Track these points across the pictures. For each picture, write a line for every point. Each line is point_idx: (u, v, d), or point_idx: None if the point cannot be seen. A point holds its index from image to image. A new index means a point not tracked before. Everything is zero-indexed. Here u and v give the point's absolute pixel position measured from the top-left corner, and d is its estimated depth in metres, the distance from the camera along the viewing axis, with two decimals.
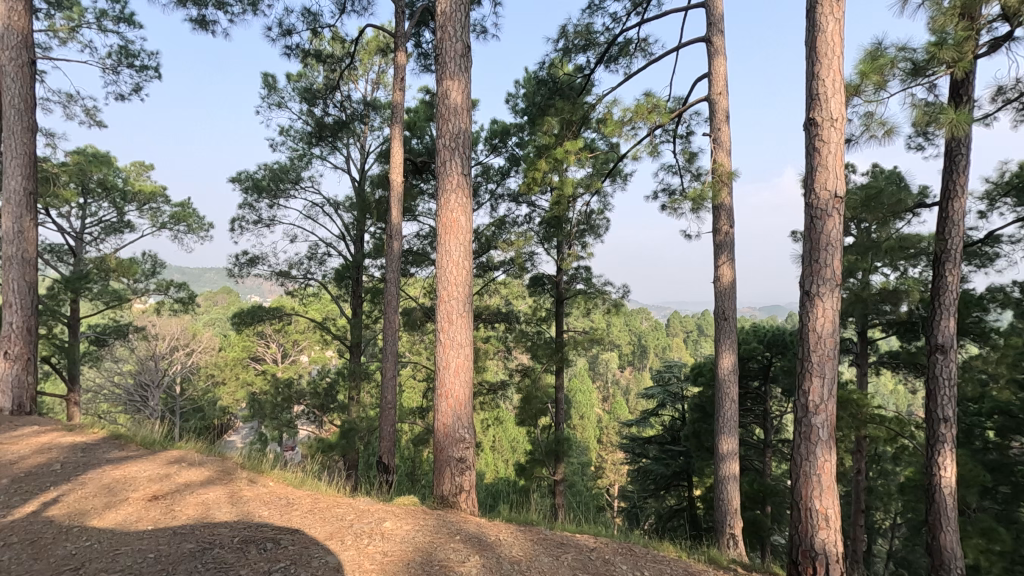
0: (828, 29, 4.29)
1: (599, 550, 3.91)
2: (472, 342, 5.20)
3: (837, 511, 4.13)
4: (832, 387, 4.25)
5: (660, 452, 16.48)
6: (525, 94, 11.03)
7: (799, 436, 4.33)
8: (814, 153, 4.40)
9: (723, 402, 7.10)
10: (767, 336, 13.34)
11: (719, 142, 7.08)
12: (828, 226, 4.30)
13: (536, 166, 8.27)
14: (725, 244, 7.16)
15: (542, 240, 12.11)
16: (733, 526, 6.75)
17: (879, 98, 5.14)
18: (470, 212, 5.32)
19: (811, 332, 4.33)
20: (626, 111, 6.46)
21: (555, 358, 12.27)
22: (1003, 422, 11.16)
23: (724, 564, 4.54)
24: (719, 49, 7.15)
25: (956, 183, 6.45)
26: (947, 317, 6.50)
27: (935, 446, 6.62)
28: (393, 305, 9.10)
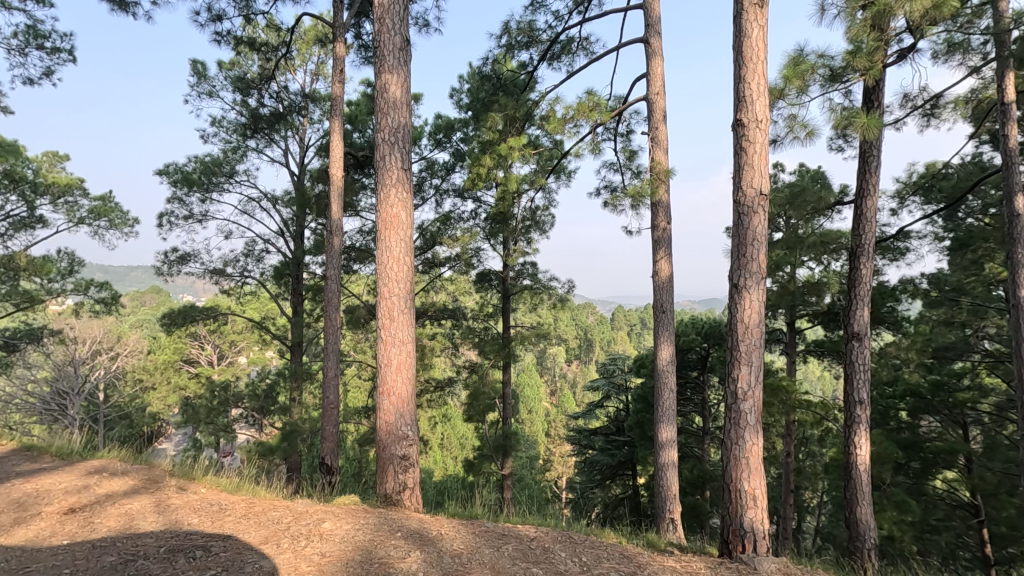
0: (752, 35, 4.53)
1: (539, 539, 3.99)
2: (415, 338, 5.17)
3: (764, 491, 4.38)
4: (759, 374, 4.49)
5: (605, 442, 16.86)
6: (469, 89, 10.98)
7: (730, 422, 4.56)
8: (741, 152, 4.63)
9: (662, 391, 7.37)
10: (704, 328, 13.97)
11: (657, 141, 7.33)
12: (754, 222, 4.54)
13: (480, 161, 8.24)
14: (662, 240, 7.41)
15: (487, 236, 12.17)
16: (672, 511, 7.01)
17: (801, 102, 5.49)
18: (411, 207, 5.28)
19: (740, 324, 4.56)
20: (568, 109, 6.57)
21: (503, 354, 12.30)
22: (915, 403, 12.11)
23: (661, 546, 4.73)
24: (656, 51, 7.38)
25: (869, 183, 6.96)
26: (862, 306, 7.00)
27: (852, 427, 7.12)
28: (335, 303, 8.90)
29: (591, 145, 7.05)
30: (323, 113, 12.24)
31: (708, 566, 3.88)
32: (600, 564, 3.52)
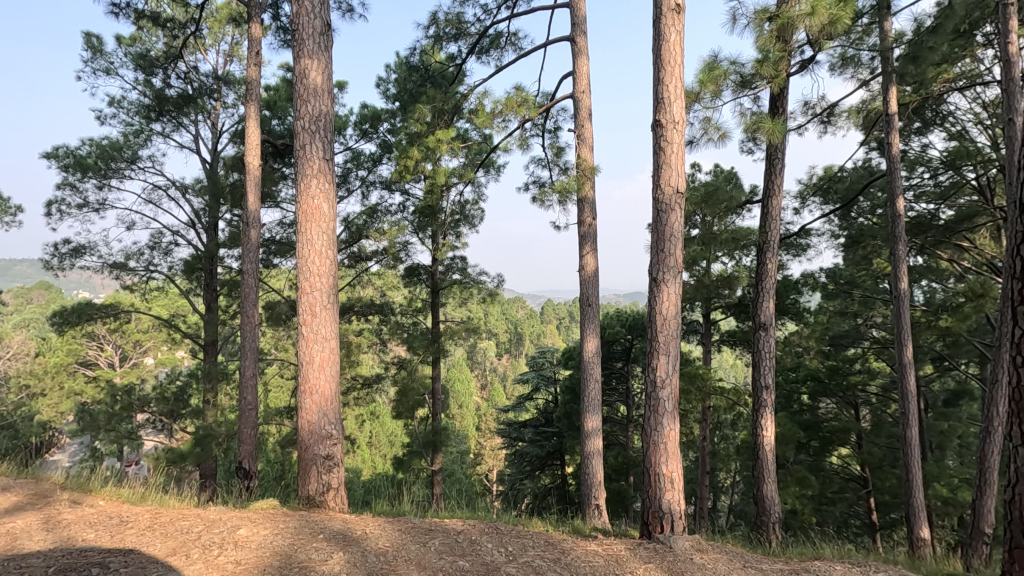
0: (670, 39, 4.74)
1: (466, 532, 4.00)
2: (338, 335, 5.01)
3: (680, 474, 4.64)
4: (676, 363, 4.74)
5: (534, 434, 17.14)
6: (396, 79, 10.72)
7: (649, 409, 4.76)
8: (659, 152, 4.84)
9: (588, 382, 7.59)
10: (628, 321, 14.52)
11: (583, 138, 7.49)
12: (672, 219, 4.76)
13: (408, 153, 8.07)
14: (588, 235, 7.60)
15: (416, 229, 11.98)
16: (597, 497, 7.24)
17: (715, 106, 5.80)
18: (333, 198, 5.09)
19: (658, 316, 4.78)
20: (497, 103, 6.58)
21: (432, 349, 12.16)
22: (814, 387, 13.21)
23: (586, 532, 4.88)
24: (582, 50, 7.54)
25: (774, 184, 7.49)
26: (768, 298, 7.53)
27: (759, 411, 7.66)
28: (253, 299, 8.44)
29: (520, 141, 7.11)
30: (239, 97, 11.53)
31: (629, 547, 4.05)
32: (526, 553, 3.59)
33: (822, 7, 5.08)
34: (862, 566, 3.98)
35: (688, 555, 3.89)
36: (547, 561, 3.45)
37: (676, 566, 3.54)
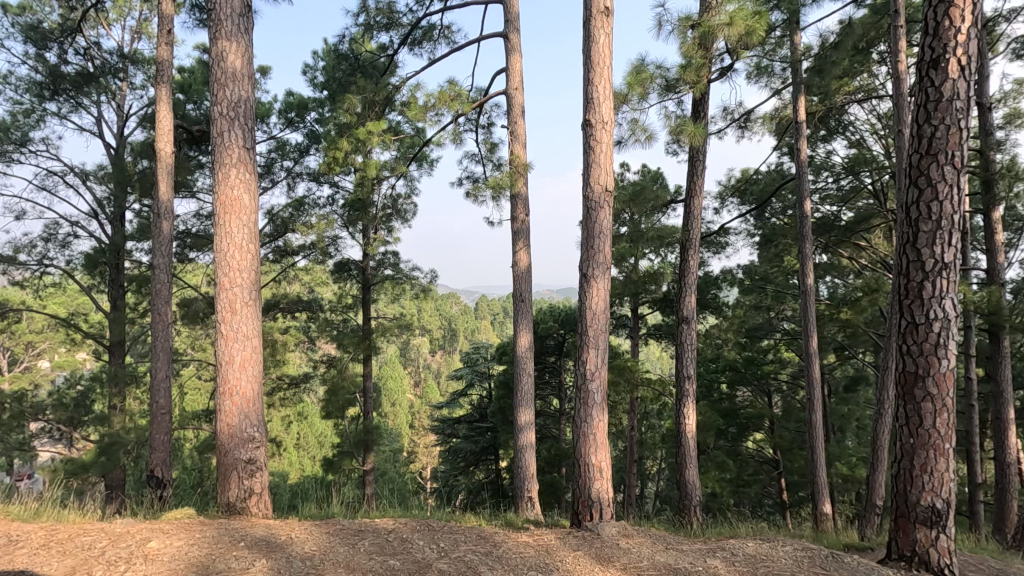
0: (599, 41, 4.87)
1: (397, 530, 3.94)
2: (261, 333, 4.78)
3: (609, 463, 4.80)
4: (604, 356, 4.89)
5: (469, 429, 17.13)
6: (324, 67, 10.33)
7: (579, 402, 4.89)
8: (589, 151, 4.96)
9: (521, 377, 7.67)
10: (560, 316, 14.81)
11: (517, 135, 7.55)
12: (601, 216, 4.90)
13: (337, 144, 7.78)
14: (521, 232, 7.67)
15: (345, 223, 11.62)
16: (530, 490, 7.35)
17: (641, 108, 6.02)
18: (255, 189, 4.85)
19: (588, 310, 4.91)
20: (429, 97, 6.49)
21: (363, 346, 11.84)
22: (733, 376, 14.06)
23: (519, 524, 4.95)
24: (515, 47, 7.58)
25: (696, 184, 7.87)
26: (690, 293, 7.92)
27: (683, 400, 8.04)
28: (165, 296, 7.88)
29: (453, 135, 7.06)
30: (148, 78, 10.69)
31: (559, 536, 4.14)
32: (458, 549, 3.58)
33: (739, 18, 5.40)
34: (772, 541, 4.28)
35: (615, 540, 4.03)
36: (479, 555, 3.47)
37: (603, 553, 3.66)
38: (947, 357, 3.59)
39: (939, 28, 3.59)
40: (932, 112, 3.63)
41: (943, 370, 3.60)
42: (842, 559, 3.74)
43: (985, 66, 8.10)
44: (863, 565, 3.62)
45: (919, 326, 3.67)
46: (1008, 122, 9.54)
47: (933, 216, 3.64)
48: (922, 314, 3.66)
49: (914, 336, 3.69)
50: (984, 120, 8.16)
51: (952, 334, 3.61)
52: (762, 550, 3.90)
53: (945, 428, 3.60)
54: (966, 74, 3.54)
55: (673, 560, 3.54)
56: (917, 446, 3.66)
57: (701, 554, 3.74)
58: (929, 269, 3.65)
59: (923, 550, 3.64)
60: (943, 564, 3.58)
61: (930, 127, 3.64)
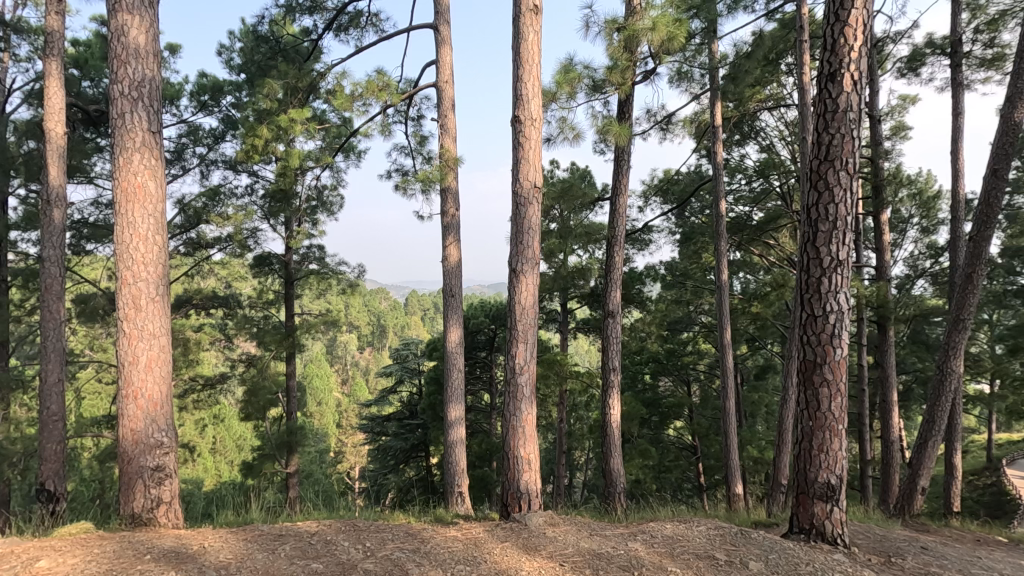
0: (528, 38, 4.92)
1: (320, 532, 3.83)
2: (170, 330, 4.46)
3: (537, 455, 4.89)
4: (533, 350, 4.97)
5: (398, 427, 16.85)
6: (241, 49, 9.74)
7: (508, 396, 4.94)
8: (518, 146, 5.01)
9: (451, 372, 7.62)
10: (491, 311, 14.88)
11: (447, 129, 7.48)
12: (530, 213, 4.96)
13: (256, 131, 7.36)
14: (452, 226, 7.62)
15: (266, 215, 11.05)
16: (461, 485, 7.33)
17: (570, 107, 6.15)
18: (162, 176, 4.51)
19: (517, 305, 4.97)
20: (356, 86, 6.29)
21: (286, 344, 11.32)
22: (656, 367, 14.72)
23: (448, 519, 4.94)
24: (445, 39, 7.49)
25: (622, 183, 8.15)
26: (616, 288, 8.19)
27: (609, 392, 8.32)
28: (57, 291, 7.16)
29: (381, 126, 6.89)
30: (35, 50, 9.62)
31: (488, 529, 4.18)
32: (385, 547, 3.53)
33: (661, 24, 5.65)
34: (688, 521, 4.54)
35: (543, 530, 4.11)
36: (407, 552, 3.43)
37: (530, 542, 3.74)
38: (841, 346, 3.95)
39: (837, 44, 3.92)
40: (830, 122, 3.96)
41: (837, 358, 3.95)
42: (749, 535, 4.02)
43: (876, 81, 8.91)
44: (768, 539, 3.92)
45: (818, 318, 4.00)
46: (894, 133, 10.57)
47: (830, 218, 3.98)
48: (821, 307, 3.99)
49: (813, 327, 4.02)
50: (875, 131, 8.99)
51: (845, 324, 3.96)
52: (678, 531, 4.12)
53: (839, 411, 3.96)
54: (858, 88, 3.89)
55: (597, 546, 3.67)
56: (815, 428, 3.99)
57: (623, 538, 3.90)
58: (826, 265, 3.99)
59: (819, 522, 4.00)
60: (835, 533, 3.96)
61: (829, 135, 3.96)
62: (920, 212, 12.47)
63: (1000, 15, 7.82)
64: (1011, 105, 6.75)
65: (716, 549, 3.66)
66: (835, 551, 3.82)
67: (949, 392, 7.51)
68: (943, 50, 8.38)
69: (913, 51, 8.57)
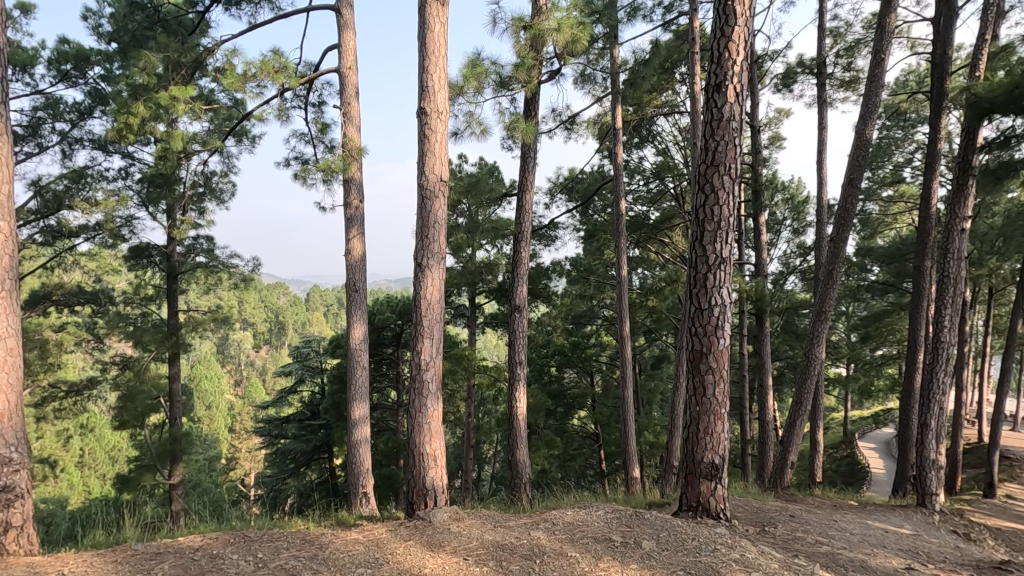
0: (434, 29, 4.84)
1: (206, 547, 3.54)
2: (20, 331, 3.92)
3: (443, 451, 4.86)
4: (439, 346, 4.93)
5: (298, 429, 16.01)
6: (111, 15, 8.70)
7: (414, 392, 4.86)
8: (424, 139, 4.92)
9: (355, 370, 7.36)
10: (398, 307, 14.55)
11: (350, 117, 7.17)
12: (436, 206, 4.90)
13: (130, 108, 6.61)
14: (355, 219, 7.34)
15: (143, 202, 9.99)
16: (365, 485, 7.11)
17: (477, 102, 6.14)
18: (7, 154, 3.92)
19: (422, 301, 4.89)
20: (250, 65, 5.86)
21: (168, 344, 10.33)
22: (561, 360, 15.17)
23: (351, 522, 4.79)
24: (348, 23, 7.17)
25: (528, 180, 8.28)
26: (523, 283, 8.32)
27: (515, 385, 8.45)
28: None
29: (277, 111, 6.47)
30: None
31: (391, 529, 4.09)
32: (279, 557, 3.33)
33: (566, 26, 5.80)
34: (588, 507, 4.72)
35: (449, 526, 4.09)
36: (304, 560, 3.28)
37: (435, 539, 3.71)
38: (724, 336, 4.29)
39: (722, 57, 4.24)
40: (715, 129, 4.28)
41: (721, 348, 4.29)
42: (643, 515, 4.26)
43: (757, 94, 9.75)
44: (659, 518, 4.18)
45: (704, 311, 4.32)
46: (771, 143, 11.64)
47: (715, 219, 4.31)
48: (707, 300, 4.32)
49: (701, 320, 4.33)
50: (755, 140, 9.85)
51: (728, 316, 4.32)
52: (578, 516, 4.28)
53: (722, 396, 4.31)
54: (739, 99, 4.24)
55: (501, 537, 3.71)
56: (702, 413, 4.31)
57: (526, 528, 3.98)
58: (712, 262, 4.32)
59: (705, 499, 4.34)
60: (718, 509, 4.32)
61: (714, 142, 4.28)
62: (792, 215, 13.87)
63: (856, 42, 8.86)
64: (864, 123, 7.69)
65: (613, 532, 3.85)
66: (717, 525, 4.17)
67: (814, 376, 8.45)
68: (811, 70, 9.36)
69: (787, 69, 9.48)
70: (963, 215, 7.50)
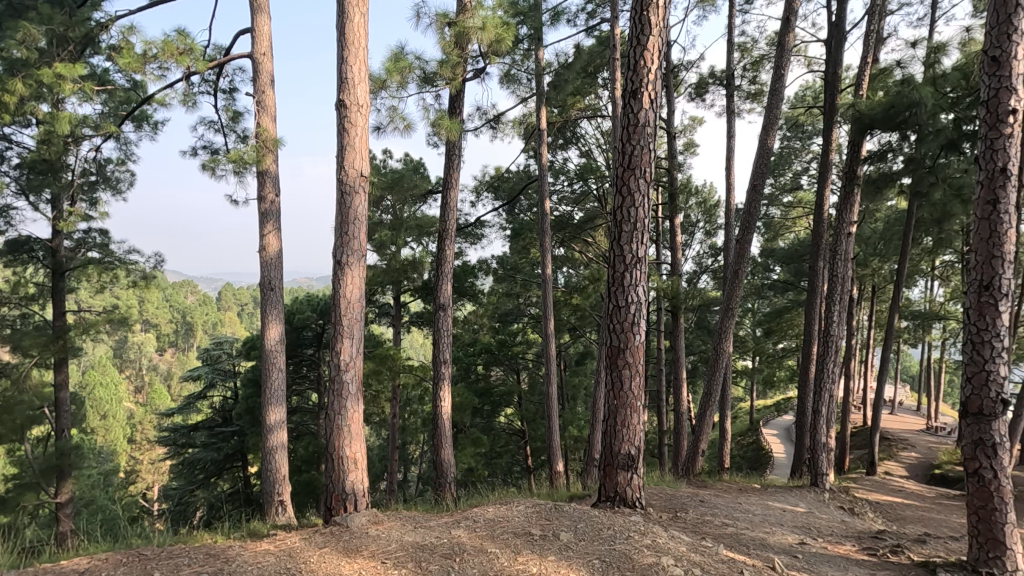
0: (353, 20, 4.69)
1: (94, 570, 3.24)
2: None
3: (363, 453, 4.73)
4: (359, 345, 4.80)
5: (208, 437, 14.99)
6: None
7: (332, 394, 4.69)
8: (343, 133, 4.76)
9: (270, 372, 6.99)
10: (319, 306, 14.03)
11: (264, 106, 6.80)
12: (355, 202, 4.77)
13: (6, 86, 5.92)
14: (270, 213, 6.98)
15: (23, 190, 8.96)
16: (282, 493, 6.77)
17: (400, 96, 6.01)
18: None
19: (341, 299, 4.73)
20: (150, 45, 5.43)
21: (54, 348, 9.33)
22: (488, 358, 15.20)
23: (264, 532, 4.56)
24: (262, 6, 6.78)
25: (453, 178, 8.23)
26: (448, 280, 8.26)
27: (440, 384, 8.38)
28: None
29: (182, 96, 6.04)
30: None
31: (305, 537, 3.94)
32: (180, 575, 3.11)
33: (491, 25, 5.82)
34: (510, 502, 4.77)
35: (368, 530, 3.99)
36: None
37: (351, 544, 3.60)
38: (639, 332, 4.48)
39: (638, 65, 4.42)
40: (631, 134, 4.46)
41: (637, 343, 4.48)
42: (563, 508, 4.37)
43: (673, 102, 10.28)
44: (578, 510, 4.30)
45: (621, 308, 4.50)
46: (685, 149, 12.29)
47: (631, 220, 4.49)
48: (624, 298, 4.49)
49: (618, 317, 4.50)
50: (672, 145, 10.36)
51: (643, 314, 4.52)
52: (500, 512, 4.31)
53: (638, 389, 4.49)
54: (653, 106, 4.44)
55: (420, 538, 3.67)
56: (619, 406, 4.48)
57: (446, 527, 3.96)
58: (629, 261, 4.49)
59: (622, 489, 4.52)
60: (634, 497, 4.52)
61: (631, 146, 4.45)
62: (704, 218, 14.72)
63: (761, 57, 9.54)
64: (766, 133, 8.30)
65: (534, 525, 3.92)
66: (633, 513, 4.36)
67: (722, 369, 9.03)
68: (721, 81, 9.98)
69: (699, 79, 10.05)
70: (849, 220, 8.27)
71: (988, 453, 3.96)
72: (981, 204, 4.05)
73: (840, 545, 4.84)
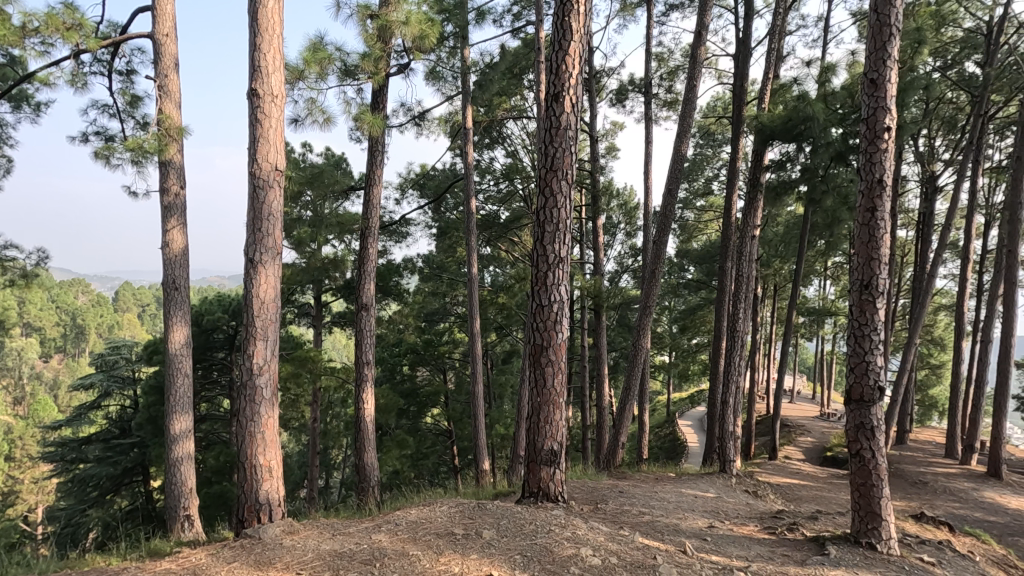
0: (267, 5, 4.46)
1: None
2: None
3: (279, 460, 4.51)
4: (274, 347, 4.57)
5: (103, 450, 13.70)
6: None
7: (245, 400, 4.43)
8: (256, 124, 4.51)
9: (174, 378, 6.49)
10: (231, 306, 13.21)
11: (167, 92, 6.30)
12: (270, 197, 4.53)
13: None
14: (174, 207, 6.49)
15: None
16: (188, 507, 6.31)
17: (319, 88, 5.78)
18: None
19: (255, 300, 4.48)
20: (30, 17, 4.88)
21: None
22: (413, 359, 14.95)
23: (167, 550, 4.24)
24: None
25: (376, 174, 8.03)
26: (370, 279, 8.04)
27: (363, 386, 8.13)
28: None
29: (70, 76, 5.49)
30: None
31: (214, 552, 3.71)
32: None
33: (415, 21, 5.73)
34: (433, 503, 4.73)
35: (283, 541, 3.82)
36: None
37: (263, 556, 3.43)
38: (562, 330, 4.59)
39: (559, 69, 4.52)
40: (553, 137, 4.55)
41: (559, 341, 4.58)
42: (485, 506, 4.38)
43: (595, 106, 10.59)
44: (501, 507, 4.33)
45: (544, 307, 4.58)
46: (607, 153, 12.70)
47: (554, 220, 4.58)
48: (547, 297, 4.58)
49: (542, 315, 4.59)
50: (594, 148, 10.69)
51: (565, 311, 4.63)
52: (422, 514, 4.26)
53: (560, 386, 4.60)
54: (574, 110, 4.56)
55: (339, 545, 3.56)
56: (542, 403, 4.56)
57: (367, 532, 3.87)
58: (551, 261, 4.58)
59: (545, 484, 4.61)
60: (556, 492, 4.63)
61: (553, 148, 4.54)
62: (625, 219, 15.28)
63: (675, 68, 10.05)
64: (681, 140, 8.76)
65: (455, 525, 3.91)
66: (555, 507, 4.47)
67: (640, 363, 9.43)
68: (640, 89, 10.41)
69: (620, 86, 10.43)
70: (753, 224, 8.90)
71: (867, 435, 4.41)
72: (861, 211, 4.50)
73: (744, 526, 5.21)
